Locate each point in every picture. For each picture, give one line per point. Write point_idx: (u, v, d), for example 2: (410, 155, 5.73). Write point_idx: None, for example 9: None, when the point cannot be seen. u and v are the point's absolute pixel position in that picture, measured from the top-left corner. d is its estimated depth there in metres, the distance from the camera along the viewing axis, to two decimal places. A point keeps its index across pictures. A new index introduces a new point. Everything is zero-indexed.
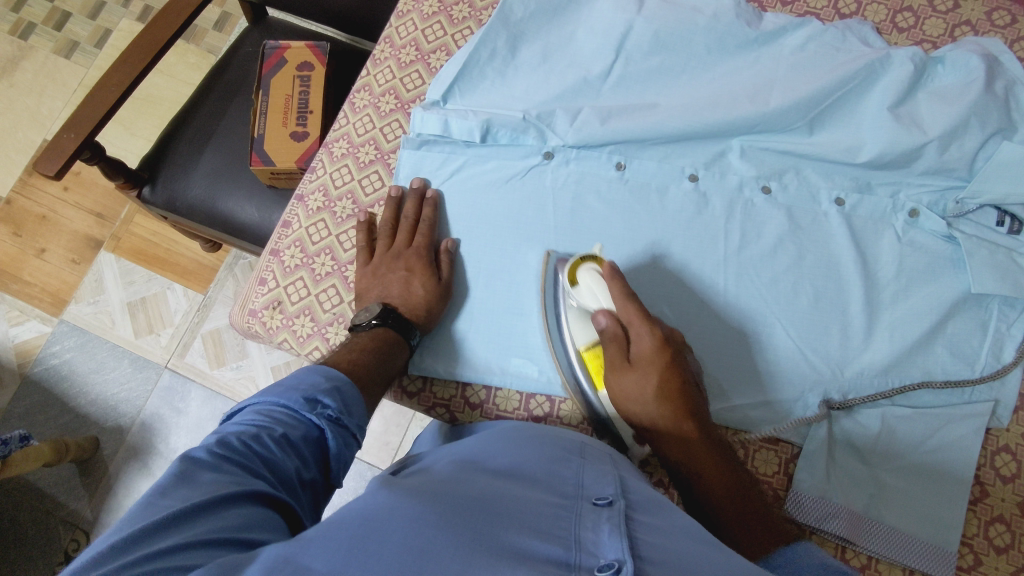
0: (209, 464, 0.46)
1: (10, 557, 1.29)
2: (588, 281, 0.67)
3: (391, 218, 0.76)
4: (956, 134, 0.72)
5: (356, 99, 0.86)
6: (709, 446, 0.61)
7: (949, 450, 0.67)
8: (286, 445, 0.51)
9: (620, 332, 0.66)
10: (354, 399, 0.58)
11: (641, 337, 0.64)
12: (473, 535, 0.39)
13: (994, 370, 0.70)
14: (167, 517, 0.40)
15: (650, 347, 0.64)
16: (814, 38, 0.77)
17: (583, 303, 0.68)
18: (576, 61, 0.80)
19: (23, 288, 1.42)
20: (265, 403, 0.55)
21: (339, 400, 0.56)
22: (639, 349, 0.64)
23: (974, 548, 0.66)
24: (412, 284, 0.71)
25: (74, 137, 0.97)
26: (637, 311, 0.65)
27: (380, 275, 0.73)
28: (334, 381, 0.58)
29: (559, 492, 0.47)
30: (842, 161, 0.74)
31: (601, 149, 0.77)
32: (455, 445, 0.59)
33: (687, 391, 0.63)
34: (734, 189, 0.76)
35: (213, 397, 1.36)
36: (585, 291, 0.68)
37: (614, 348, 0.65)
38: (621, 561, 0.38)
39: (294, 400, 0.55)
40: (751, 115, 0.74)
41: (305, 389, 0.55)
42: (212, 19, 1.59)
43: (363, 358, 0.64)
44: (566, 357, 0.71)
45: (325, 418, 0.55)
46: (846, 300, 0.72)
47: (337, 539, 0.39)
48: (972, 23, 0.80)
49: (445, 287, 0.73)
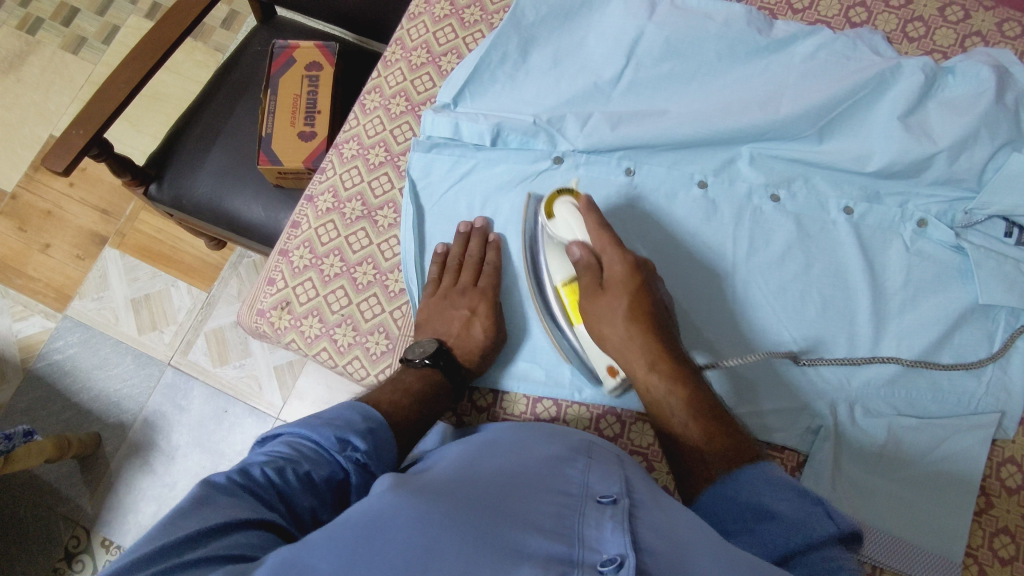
0: (226, 488, 0.47)
1: (11, 552, 1.28)
2: (566, 215, 0.70)
3: (459, 254, 0.76)
4: (965, 145, 0.72)
5: (366, 100, 0.86)
6: (680, 368, 0.62)
7: (955, 461, 0.67)
8: (306, 484, 0.51)
9: (594, 262, 0.68)
10: (386, 444, 0.57)
11: (613, 264, 0.67)
12: (477, 532, 0.39)
13: (983, 360, 0.70)
14: (179, 538, 0.40)
15: (622, 273, 0.66)
16: (824, 46, 0.77)
17: (560, 236, 0.71)
18: (587, 65, 0.80)
19: (27, 282, 1.43)
20: (296, 433, 0.55)
21: (370, 443, 0.55)
22: (611, 275, 0.67)
23: (980, 559, 0.65)
24: (472, 324, 0.72)
25: (83, 134, 0.97)
26: (610, 240, 0.67)
27: (441, 309, 0.74)
28: (371, 424, 0.57)
29: (563, 489, 0.47)
30: (850, 169, 0.75)
31: (611, 155, 0.78)
32: (465, 442, 0.59)
33: (659, 316, 0.65)
34: (743, 196, 0.76)
35: (215, 395, 1.36)
36: (560, 223, 0.70)
37: (587, 277, 0.68)
38: (624, 555, 0.39)
39: (326, 437, 0.54)
40: (761, 122, 0.74)
41: (338, 428, 0.55)
42: (220, 17, 1.59)
43: (410, 399, 0.64)
44: (544, 294, 0.73)
45: (352, 461, 0.54)
46: (853, 308, 0.72)
47: (340, 540, 0.39)
48: (983, 34, 0.80)
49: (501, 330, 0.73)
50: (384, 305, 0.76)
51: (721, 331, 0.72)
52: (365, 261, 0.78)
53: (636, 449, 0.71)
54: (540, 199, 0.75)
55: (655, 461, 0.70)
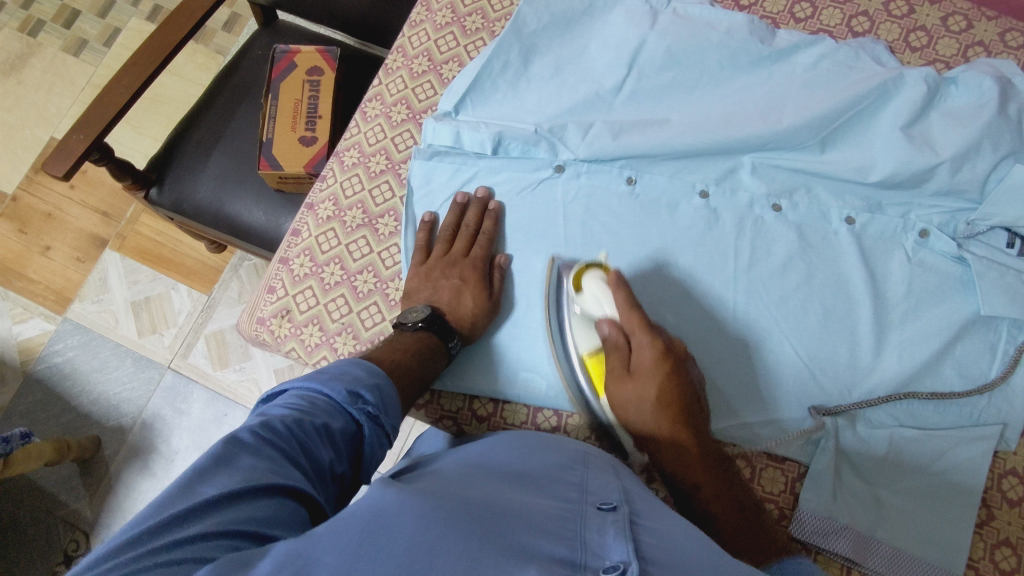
0: (251, 446, 0.47)
1: (9, 555, 1.28)
2: (594, 289, 0.68)
3: (452, 224, 0.76)
4: (969, 155, 0.72)
5: (368, 108, 0.86)
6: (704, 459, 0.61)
7: (957, 473, 0.67)
8: (324, 435, 0.52)
9: (623, 342, 0.66)
10: (391, 398, 0.58)
11: (642, 347, 0.64)
12: (482, 532, 0.39)
13: (988, 382, 0.70)
14: (196, 505, 0.40)
15: (651, 359, 0.64)
16: (827, 55, 0.77)
17: (587, 310, 0.69)
18: (588, 74, 0.80)
19: (27, 285, 1.42)
20: (304, 390, 0.55)
21: (378, 396, 0.57)
22: (640, 360, 0.64)
23: (980, 571, 0.65)
24: (462, 292, 0.71)
25: (84, 139, 0.97)
26: (640, 322, 0.65)
27: (432, 278, 0.73)
28: (374, 376, 0.58)
29: (562, 496, 0.47)
30: (852, 180, 0.74)
31: (612, 163, 0.77)
32: (460, 450, 0.59)
33: (688, 404, 0.63)
34: (744, 206, 0.76)
35: (215, 399, 1.36)
36: (589, 298, 0.68)
37: (616, 357, 0.66)
38: (626, 562, 0.39)
39: (338, 392, 0.55)
40: (762, 132, 0.74)
41: (348, 382, 0.56)
42: (222, 20, 1.59)
43: (407, 360, 0.64)
44: (566, 361, 0.71)
45: (364, 414, 0.56)
46: (855, 319, 0.72)
47: (346, 534, 0.39)
48: (985, 44, 0.80)
49: (491, 298, 0.73)
50: (384, 314, 0.76)
51: (722, 341, 0.72)
52: (365, 269, 0.78)
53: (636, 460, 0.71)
54: (564, 265, 0.73)
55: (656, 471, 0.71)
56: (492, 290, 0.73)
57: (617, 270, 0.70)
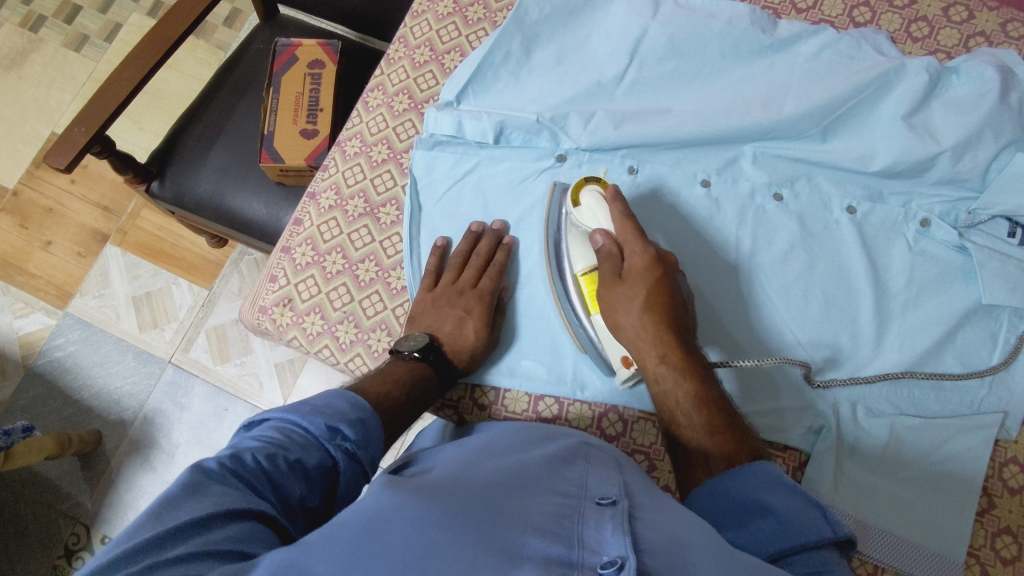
0: (218, 477, 0.46)
1: (10, 549, 1.28)
2: (591, 203, 0.69)
3: (464, 252, 0.75)
4: (969, 145, 0.72)
5: (369, 98, 0.86)
6: (687, 361, 0.62)
7: (957, 462, 0.67)
8: (297, 471, 0.50)
9: (615, 251, 0.67)
10: (376, 436, 0.56)
11: (634, 255, 0.66)
12: (476, 533, 0.39)
13: (989, 367, 0.70)
14: (172, 528, 0.40)
15: (642, 265, 0.65)
16: (828, 45, 0.77)
17: (582, 224, 0.70)
18: (590, 64, 0.80)
19: (28, 280, 1.42)
20: (284, 419, 0.54)
21: (359, 432, 0.55)
22: (632, 266, 0.66)
23: (981, 560, 0.65)
24: (468, 322, 0.70)
25: (85, 132, 0.97)
26: (633, 230, 0.67)
27: (438, 306, 0.73)
28: (362, 414, 0.56)
29: (561, 491, 0.47)
30: (854, 169, 0.74)
31: (614, 152, 0.78)
32: (461, 443, 0.59)
33: (677, 310, 0.64)
34: (746, 195, 0.76)
35: (216, 393, 1.36)
36: (586, 213, 0.70)
37: (607, 266, 0.67)
38: (623, 558, 0.38)
39: (317, 425, 0.53)
40: (764, 121, 0.74)
41: (329, 416, 0.54)
42: (223, 15, 1.59)
43: (395, 391, 0.62)
44: (561, 280, 0.72)
45: (342, 450, 0.53)
46: (857, 308, 0.72)
47: (341, 539, 0.39)
48: (987, 34, 0.80)
49: (494, 335, 0.72)
50: (386, 303, 0.76)
51: (723, 329, 0.72)
52: (367, 258, 0.78)
53: (637, 447, 0.71)
54: (565, 187, 0.74)
55: (657, 460, 0.70)
56: (495, 325, 0.73)
57: (614, 186, 0.71)
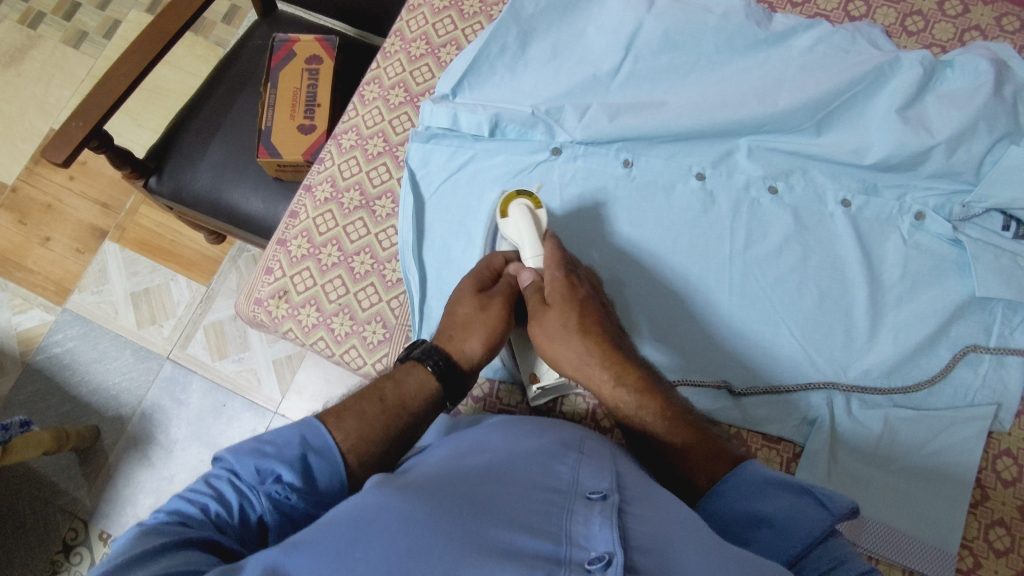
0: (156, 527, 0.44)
1: (8, 544, 1.28)
2: (515, 218, 0.68)
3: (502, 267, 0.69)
4: (963, 137, 0.72)
5: (365, 91, 0.86)
6: (643, 380, 0.60)
7: (951, 454, 0.67)
8: (227, 526, 0.47)
9: (539, 280, 0.65)
10: (326, 470, 0.50)
11: (553, 278, 0.64)
12: (461, 534, 0.40)
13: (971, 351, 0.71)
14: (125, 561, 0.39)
15: (563, 286, 0.64)
16: (823, 39, 0.77)
17: (511, 241, 0.69)
18: (586, 57, 0.80)
19: (27, 276, 1.43)
20: (224, 464, 0.50)
21: (298, 473, 0.49)
22: (555, 289, 0.64)
23: (974, 551, 0.65)
24: (464, 292, 0.65)
25: (83, 126, 0.97)
26: (551, 254, 0.66)
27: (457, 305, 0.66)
28: (307, 446, 0.51)
29: (551, 486, 0.47)
30: (849, 162, 0.74)
31: (609, 146, 0.78)
32: (454, 437, 0.58)
33: (608, 327, 0.63)
34: (740, 188, 0.77)
35: (214, 388, 1.37)
36: (511, 227, 0.69)
37: (533, 295, 0.65)
38: (611, 553, 0.40)
39: (248, 470, 0.49)
40: (759, 114, 0.74)
41: (261, 459, 0.49)
42: (221, 12, 1.59)
43: (358, 412, 0.54)
44: None
45: (275, 494, 0.49)
46: (850, 301, 0.72)
47: (325, 542, 0.40)
48: (981, 28, 0.80)
49: (493, 301, 0.64)
50: (381, 294, 0.76)
51: (718, 321, 0.73)
52: (362, 251, 0.78)
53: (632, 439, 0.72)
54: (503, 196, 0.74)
55: None
56: (499, 295, 0.65)
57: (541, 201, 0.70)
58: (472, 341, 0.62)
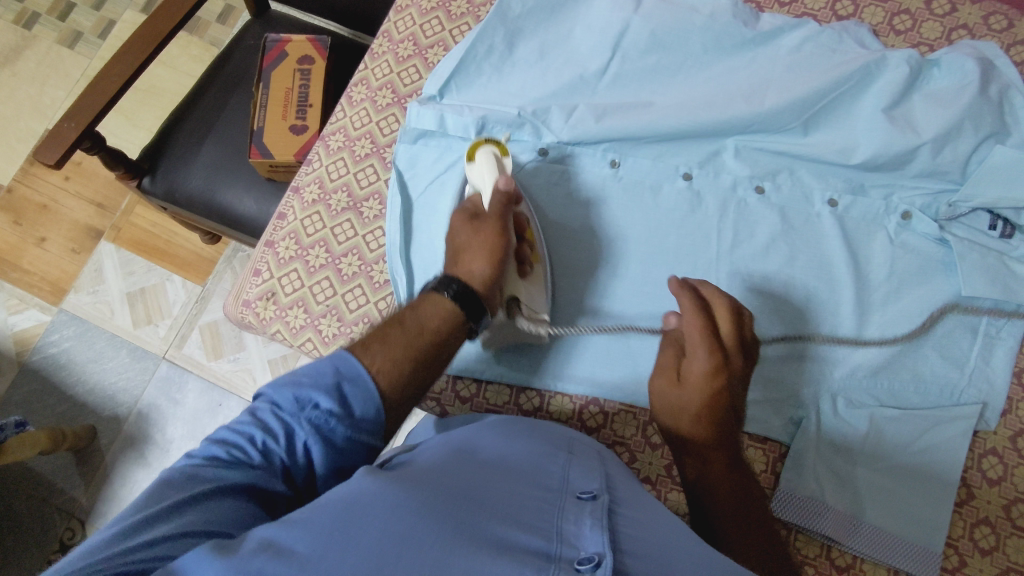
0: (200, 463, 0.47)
1: (6, 543, 1.29)
2: (482, 162, 0.70)
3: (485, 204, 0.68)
4: (949, 137, 0.72)
5: (353, 92, 0.86)
6: (736, 479, 0.56)
7: (936, 453, 0.67)
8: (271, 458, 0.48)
9: (680, 344, 0.62)
10: (367, 397, 0.50)
11: (695, 357, 0.59)
12: (453, 524, 0.39)
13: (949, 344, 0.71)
14: (159, 510, 0.42)
15: (703, 371, 0.58)
16: (810, 39, 0.77)
17: (478, 188, 0.70)
18: (573, 57, 0.81)
19: (23, 276, 1.43)
20: (264, 398, 0.51)
21: (337, 399, 0.49)
22: (691, 369, 0.59)
23: (959, 550, 0.66)
24: (456, 227, 0.66)
25: (76, 126, 0.97)
26: (700, 330, 0.60)
27: (458, 242, 0.65)
28: (341, 375, 0.51)
29: (543, 485, 0.47)
30: (835, 162, 0.75)
31: (596, 147, 0.79)
32: (447, 435, 0.57)
33: (730, 419, 0.58)
34: (727, 187, 0.77)
35: (210, 388, 1.37)
36: (478, 172, 0.70)
37: (669, 360, 0.62)
38: (601, 554, 0.39)
39: (285, 398, 0.50)
40: (745, 114, 0.74)
41: (298, 386, 0.50)
42: (216, 12, 1.59)
43: (378, 342, 0.53)
44: None
45: (314, 421, 0.49)
46: (836, 300, 0.73)
47: (317, 522, 0.39)
48: (969, 27, 0.80)
49: (484, 223, 0.65)
50: (368, 296, 0.76)
51: None
52: (350, 252, 0.78)
53: (619, 439, 0.72)
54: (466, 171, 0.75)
55: (637, 452, 0.71)
56: (488, 215, 0.65)
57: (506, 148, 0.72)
58: (476, 262, 0.61)
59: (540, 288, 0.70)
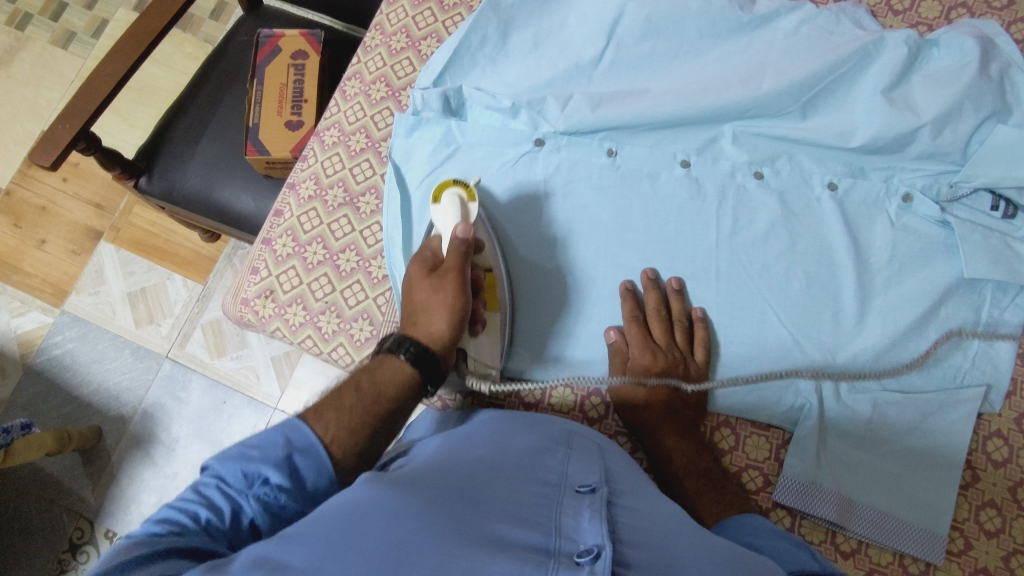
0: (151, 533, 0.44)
1: (15, 544, 1.30)
2: (447, 203, 0.69)
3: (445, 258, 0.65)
4: (949, 118, 0.71)
5: (347, 86, 0.85)
6: (693, 442, 0.67)
7: (939, 436, 0.67)
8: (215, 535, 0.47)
9: (623, 346, 0.71)
10: (318, 464, 0.50)
11: (635, 354, 0.70)
12: (453, 526, 0.39)
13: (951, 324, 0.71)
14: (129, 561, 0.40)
15: (646, 364, 0.69)
16: (808, 21, 0.76)
17: (440, 231, 0.69)
18: (568, 46, 0.80)
19: (24, 278, 1.43)
20: (211, 471, 0.50)
21: (287, 474, 0.49)
22: (636, 364, 0.70)
23: (965, 533, 0.66)
24: (415, 279, 0.64)
25: (70, 129, 0.96)
26: (638, 331, 0.71)
27: (417, 300, 0.62)
28: (292, 446, 0.51)
29: (542, 480, 0.48)
30: (834, 146, 0.74)
31: (593, 135, 0.78)
32: (447, 433, 0.58)
33: (681, 413, 0.68)
34: (725, 173, 0.76)
35: (213, 387, 1.38)
36: (442, 214, 0.69)
37: (616, 361, 0.71)
38: (600, 546, 0.39)
39: (232, 473, 0.49)
40: (743, 99, 0.73)
41: (247, 461, 0.49)
42: (209, 8, 1.58)
43: (331, 412, 0.53)
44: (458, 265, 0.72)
45: (262, 499, 0.48)
46: (838, 286, 0.72)
47: (316, 535, 0.39)
48: (969, 5, 0.79)
49: (443, 279, 0.62)
50: (367, 292, 0.76)
51: (703, 307, 0.73)
52: (347, 248, 0.78)
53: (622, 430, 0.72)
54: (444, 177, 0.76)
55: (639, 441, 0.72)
56: (447, 267, 0.63)
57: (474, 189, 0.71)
58: (435, 320, 0.61)
59: (490, 338, 0.69)
